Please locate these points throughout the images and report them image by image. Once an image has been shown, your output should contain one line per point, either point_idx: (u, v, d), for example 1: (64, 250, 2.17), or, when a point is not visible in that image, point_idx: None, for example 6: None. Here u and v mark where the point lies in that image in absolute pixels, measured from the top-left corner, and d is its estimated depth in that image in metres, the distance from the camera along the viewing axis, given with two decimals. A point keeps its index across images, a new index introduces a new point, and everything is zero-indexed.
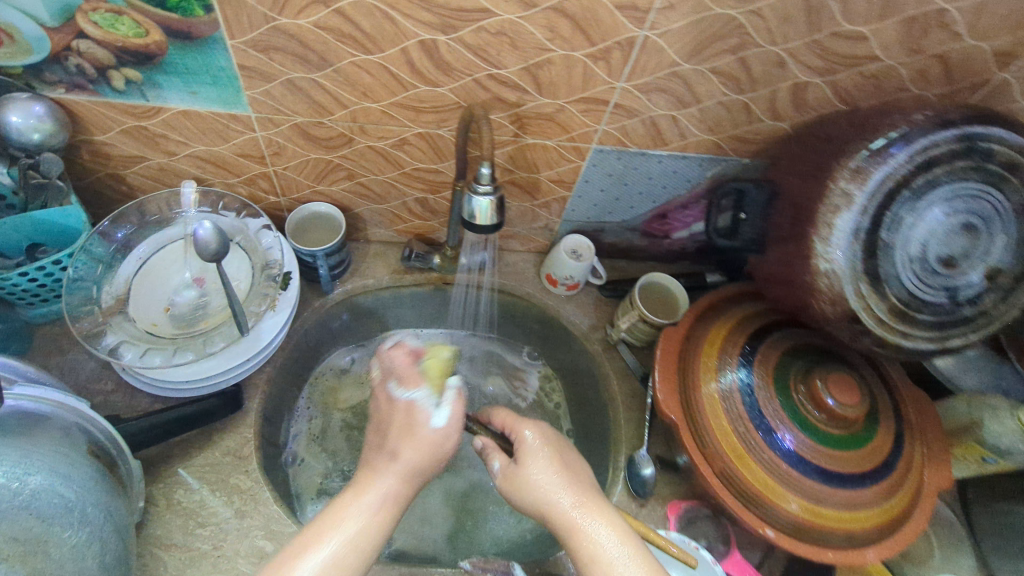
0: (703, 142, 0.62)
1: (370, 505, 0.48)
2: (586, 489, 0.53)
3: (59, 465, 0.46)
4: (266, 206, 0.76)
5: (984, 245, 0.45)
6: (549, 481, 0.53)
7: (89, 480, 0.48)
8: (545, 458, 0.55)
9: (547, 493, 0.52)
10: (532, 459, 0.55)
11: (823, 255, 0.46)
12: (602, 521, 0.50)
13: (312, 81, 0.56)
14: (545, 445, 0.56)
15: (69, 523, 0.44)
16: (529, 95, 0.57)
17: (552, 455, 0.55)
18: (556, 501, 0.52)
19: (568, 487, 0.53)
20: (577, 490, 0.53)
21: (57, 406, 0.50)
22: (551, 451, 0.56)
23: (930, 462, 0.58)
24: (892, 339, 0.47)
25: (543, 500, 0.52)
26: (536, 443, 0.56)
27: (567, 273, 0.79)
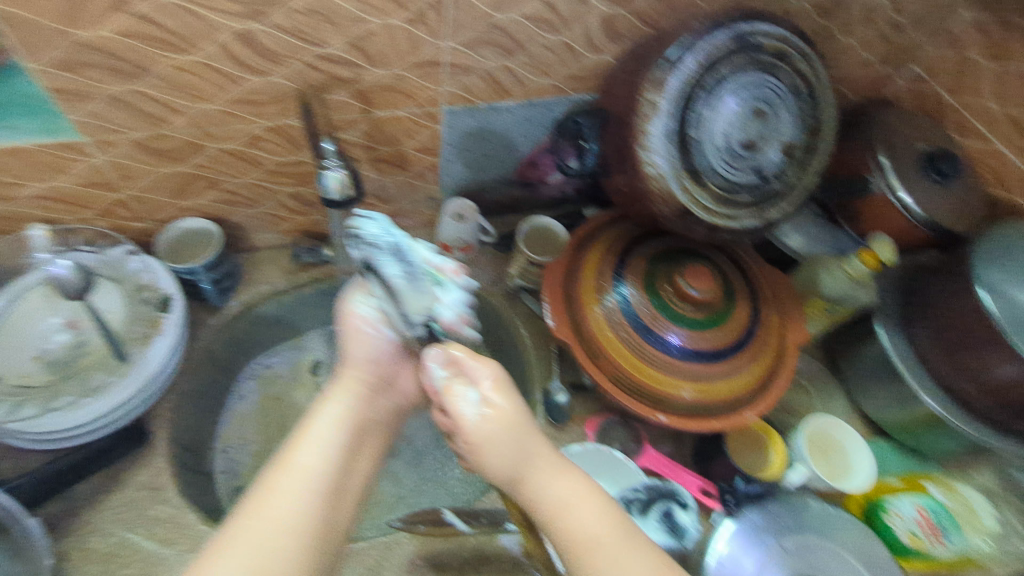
0: (543, 87, 0.69)
1: (291, 481, 0.43)
2: (562, 471, 0.49)
3: None
4: (134, 234, 0.73)
5: (772, 127, 0.58)
6: (516, 451, 0.49)
7: None
8: (515, 415, 0.51)
9: (511, 460, 0.48)
10: (497, 423, 0.50)
11: (648, 161, 0.56)
12: (583, 484, 0.48)
13: (134, 92, 0.55)
14: (505, 401, 0.51)
15: None
16: (364, 68, 0.59)
17: (515, 417, 0.50)
18: (529, 479, 0.48)
19: (547, 471, 0.49)
20: (546, 463, 0.49)
21: None
22: (516, 405, 0.51)
23: (787, 324, 0.68)
24: (723, 221, 0.58)
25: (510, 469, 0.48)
26: (499, 402, 0.51)
27: (457, 236, 0.81)
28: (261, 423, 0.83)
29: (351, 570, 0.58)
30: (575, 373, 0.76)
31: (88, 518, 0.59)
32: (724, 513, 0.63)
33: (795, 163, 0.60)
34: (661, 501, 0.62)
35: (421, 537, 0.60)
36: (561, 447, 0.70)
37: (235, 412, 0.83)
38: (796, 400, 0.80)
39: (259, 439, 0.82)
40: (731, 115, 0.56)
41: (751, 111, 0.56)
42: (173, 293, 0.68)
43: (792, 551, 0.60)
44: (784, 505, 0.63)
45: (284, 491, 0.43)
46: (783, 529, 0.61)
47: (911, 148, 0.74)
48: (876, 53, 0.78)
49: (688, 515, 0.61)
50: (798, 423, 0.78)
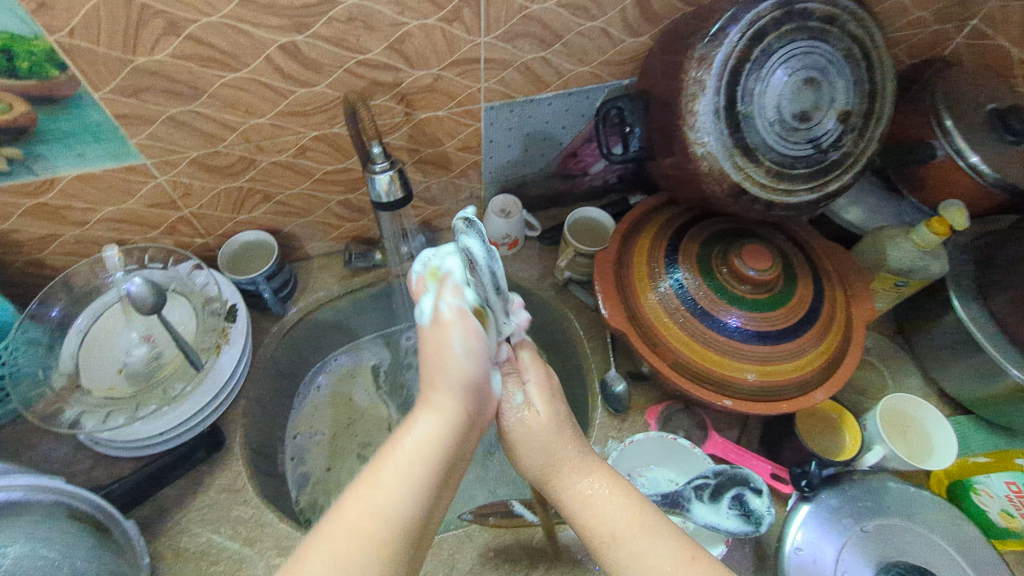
0: (581, 75, 0.69)
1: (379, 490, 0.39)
2: (595, 465, 0.50)
3: (38, 534, 0.47)
4: (197, 249, 0.77)
5: (827, 95, 0.55)
6: (549, 443, 0.50)
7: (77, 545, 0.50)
8: (555, 418, 0.51)
9: (544, 454, 0.50)
10: (533, 416, 0.50)
11: (697, 142, 0.54)
12: (611, 485, 0.48)
13: (191, 113, 0.57)
14: (544, 394, 0.52)
15: None
16: (403, 71, 0.60)
17: (552, 410, 0.52)
18: (562, 472, 0.49)
19: (580, 465, 0.49)
20: (581, 455, 0.50)
21: (31, 489, 0.49)
22: (555, 406, 0.52)
23: (852, 300, 0.65)
24: (779, 197, 0.56)
25: (542, 464, 0.50)
26: (536, 394, 0.52)
27: (502, 232, 0.82)
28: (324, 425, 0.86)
29: (426, 563, 0.59)
30: (630, 361, 0.75)
31: (176, 519, 0.63)
32: (799, 497, 0.61)
33: (853, 130, 0.57)
34: (733, 487, 0.59)
35: (492, 529, 0.61)
36: (622, 436, 0.69)
37: (304, 407, 0.87)
38: (865, 379, 0.77)
39: (328, 430, 0.86)
40: (782, 86, 0.54)
41: (804, 80, 0.54)
42: (237, 301, 0.72)
43: (873, 534, 0.58)
44: (862, 487, 0.61)
45: (386, 489, 0.40)
46: (862, 510, 0.59)
47: (978, 106, 0.70)
48: (931, 8, 0.73)
49: (761, 501, 0.57)
50: (869, 402, 0.74)
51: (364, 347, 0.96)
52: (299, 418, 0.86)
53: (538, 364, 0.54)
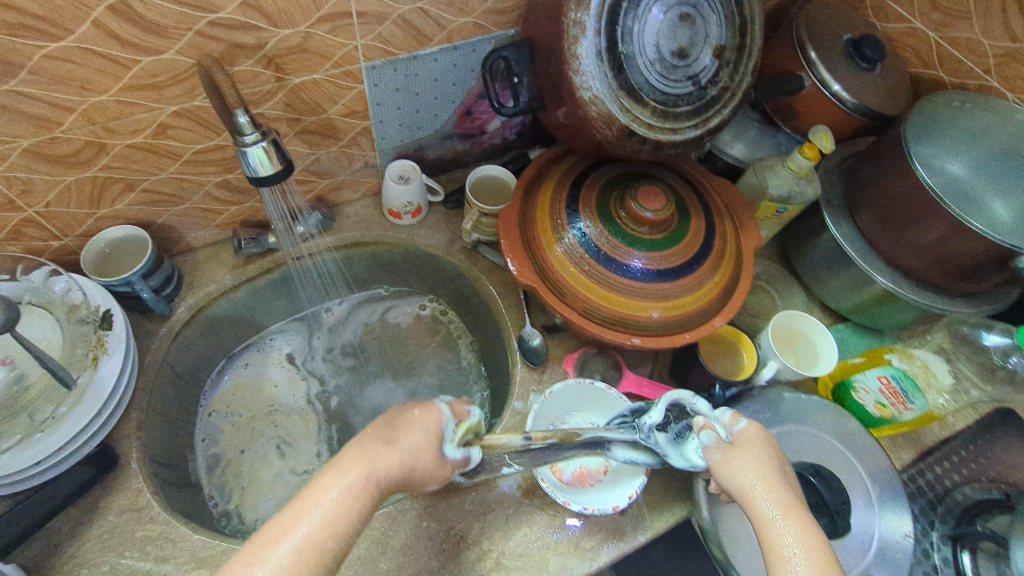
0: (463, 26, 0.66)
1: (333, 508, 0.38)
2: (786, 501, 0.47)
3: None
4: (53, 254, 0.67)
5: (703, 31, 0.56)
6: (763, 477, 0.48)
7: None
8: (760, 457, 0.50)
9: (742, 483, 0.48)
10: (742, 452, 0.50)
11: (583, 86, 0.54)
12: (756, 463, 0.49)
13: (10, 94, 0.49)
14: (762, 442, 0.51)
15: None
16: (266, 31, 0.55)
17: (767, 458, 0.50)
18: (756, 497, 0.47)
19: (771, 492, 0.47)
20: (783, 497, 0.47)
21: None
22: (773, 460, 0.50)
23: (741, 229, 0.69)
24: (665, 137, 0.57)
25: (738, 484, 0.49)
26: (751, 436, 0.52)
27: (404, 200, 0.78)
28: (237, 420, 0.82)
29: (358, 546, 0.57)
30: (546, 314, 0.76)
31: (71, 552, 0.56)
32: None
33: (728, 65, 0.59)
34: None
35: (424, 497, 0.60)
36: (544, 388, 0.70)
37: (218, 393, 0.83)
38: (759, 302, 0.83)
39: (244, 411, 0.82)
40: (659, 24, 0.54)
41: (679, 16, 0.55)
42: (111, 306, 0.64)
43: None
44: (761, 401, 0.66)
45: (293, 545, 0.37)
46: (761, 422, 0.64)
47: (836, 37, 0.75)
48: None
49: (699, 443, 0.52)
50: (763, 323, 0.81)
51: (276, 336, 0.90)
52: (212, 412, 0.81)
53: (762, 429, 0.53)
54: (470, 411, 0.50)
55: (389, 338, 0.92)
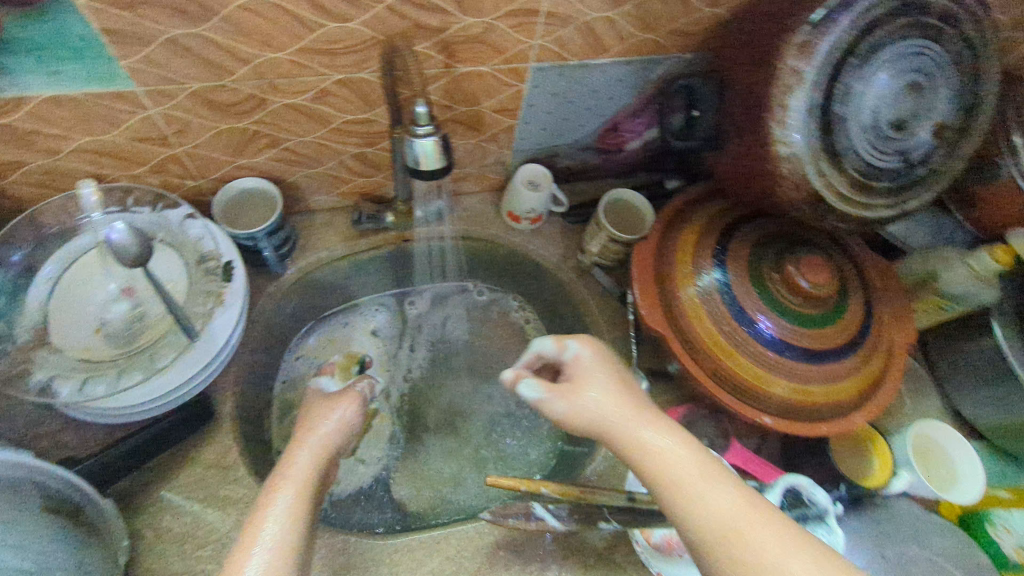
0: (644, 43, 0.61)
1: (280, 519, 0.46)
2: (739, 549, 0.39)
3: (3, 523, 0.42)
4: (186, 193, 0.68)
5: (927, 104, 0.51)
6: (738, 513, 0.41)
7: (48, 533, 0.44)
8: (737, 510, 0.41)
9: (717, 519, 0.41)
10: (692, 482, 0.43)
11: (783, 141, 0.48)
12: (734, 497, 0.42)
13: (197, 38, 0.48)
14: (717, 480, 0.43)
15: None
16: (453, 16, 0.52)
17: (751, 511, 0.41)
18: (740, 534, 0.40)
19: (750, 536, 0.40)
20: (728, 554, 0.40)
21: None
22: (757, 524, 0.40)
23: (897, 320, 0.63)
24: (858, 212, 0.51)
25: (714, 525, 0.41)
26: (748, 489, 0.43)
27: (528, 207, 0.76)
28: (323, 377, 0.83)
29: (432, 560, 0.56)
30: (654, 358, 0.72)
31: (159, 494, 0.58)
32: None
33: (944, 147, 0.53)
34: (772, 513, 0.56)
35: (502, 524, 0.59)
36: None
37: (307, 343, 0.84)
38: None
39: (328, 368, 0.84)
40: (885, 88, 0.49)
41: (907, 84, 0.49)
42: (233, 259, 0.64)
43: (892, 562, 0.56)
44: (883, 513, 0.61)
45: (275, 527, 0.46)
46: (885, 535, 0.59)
47: None
48: None
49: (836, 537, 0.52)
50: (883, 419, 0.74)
51: (366, 305, 0.90)
52: (293, 370, 0.82)
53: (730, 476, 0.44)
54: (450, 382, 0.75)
55: (474, 334, 0.90)
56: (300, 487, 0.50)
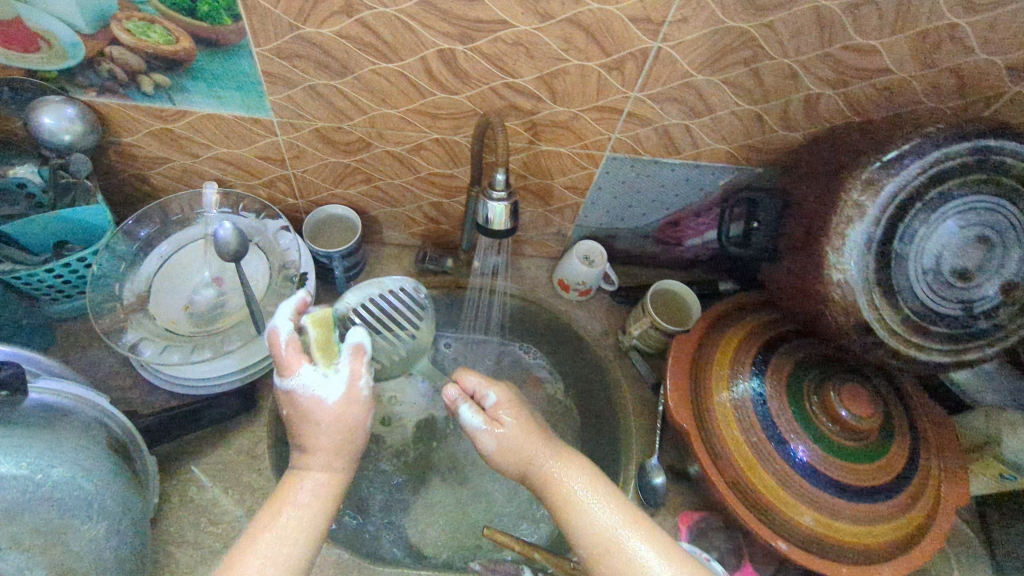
0: (717, 152, 0.65)
1: (301, 502, 0.49)
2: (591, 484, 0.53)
3: (81, 458, 0.46)
4: (285, 208, 0.78)
5: (999, 259, 0.50)
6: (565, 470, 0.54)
7: (109, 471, 0.48)
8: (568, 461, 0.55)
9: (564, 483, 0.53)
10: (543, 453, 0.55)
11: (836, 266, 0.50)
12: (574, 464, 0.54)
13: (331, 88, 0.57)
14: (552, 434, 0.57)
15: (87, 515, 0.45)
16: (544, 103, 0.58)
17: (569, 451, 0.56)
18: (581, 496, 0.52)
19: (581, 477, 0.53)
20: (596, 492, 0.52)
21: (78, 400, 0.51)
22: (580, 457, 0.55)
23: (947, 477, 0.62)
24: (906, 351, 0.52)
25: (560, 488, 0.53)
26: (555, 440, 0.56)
27: (579, 279, 0.81)
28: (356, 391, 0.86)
29: None
30: (675, 456, 0.75)
31: (191, 466, 0.64)
32: None
33: (1015, 305, 0.51)
34: None
35: None
36: None
37: None
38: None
39: None
40: (951, 237, 0.49)
41: (976, 237, 0.50)
42: (307, 271, 0.72)
43: None
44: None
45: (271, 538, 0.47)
46: None
47: None
48: None
49: None
50: None
51: None
52: None
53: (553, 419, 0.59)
54: (485, 394, 0.58)
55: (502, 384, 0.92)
56: (316, 496, 0.50)
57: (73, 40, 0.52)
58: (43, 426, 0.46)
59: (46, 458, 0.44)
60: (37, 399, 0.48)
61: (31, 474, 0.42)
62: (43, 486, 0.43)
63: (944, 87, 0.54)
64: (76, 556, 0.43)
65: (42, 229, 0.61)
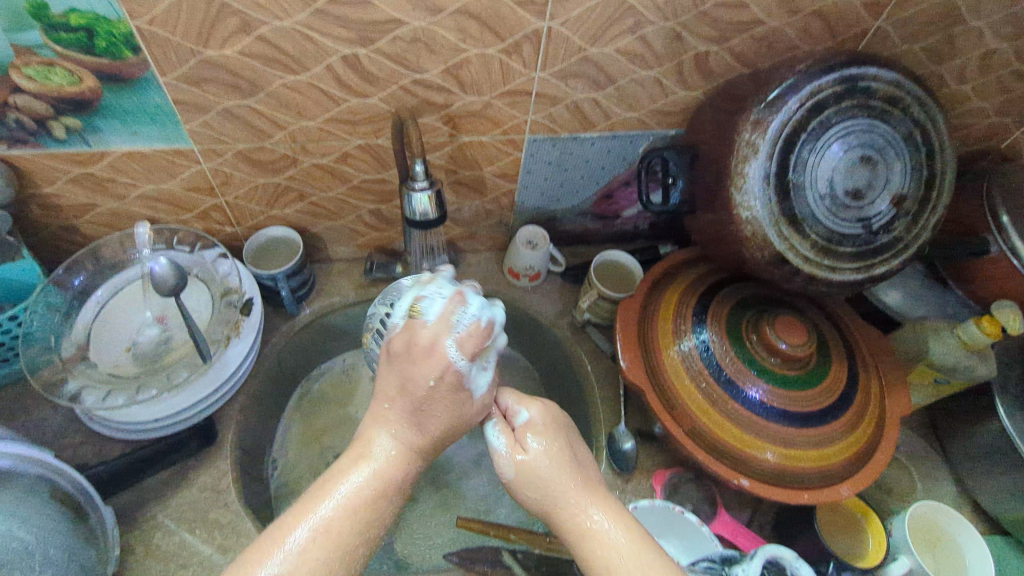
0: (629, 120, 0.69)
1: (356, 495, 0.42)
2: (579, 481, 0.49)
3: (15, 510, 0.45)
4: (224, 238, 0.78)
5: (884, 174, 0.57)
6: (554, 470, 0.49)
7: (49, 523, 0.47)
8: (560, 455, 0.50)
9: (558, 491, 0.48)
10: (538, 443, 0.50)
11: (744, 204, 0.56)
12: (567, 469, 0.49)
13: (246, 108, 0.59)
14: (552, 427, 0.52)
15: (30, 566, 0.43)
16: (455, 95, 0.61)
17: (560, 438, 0.52)
18: (568, 502, 0.47)
19: (569, 478, 0.49)
20: (587, 486, 0.48)
21: (19, 459, 0.48)
22: (565, 447, 0.51)
23: (886, 389, 0.67)
24: (821, 273, 0.57)
25: (555, 502, 0.48)
26: (544, 422, 0.52)
27: (527, 264, 0.83)
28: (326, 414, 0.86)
29: None
30: (642, 419, 0.77)
31: (154, 512, 0.63)
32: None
33: (906, 216, 0.58)
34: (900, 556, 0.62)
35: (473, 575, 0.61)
36: (625, 496, 0.69)
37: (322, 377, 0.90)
38: (892, 478, 0.75)
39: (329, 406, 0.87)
40: (838, 160, 0.56)
41: (860, 157, 0.56)
42: (253, 296, 0.74)
43: None
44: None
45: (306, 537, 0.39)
46: None
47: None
48: (992, 100, 0.71)
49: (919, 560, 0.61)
50: (893, 502, 0.73)
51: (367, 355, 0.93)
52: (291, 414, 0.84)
53: (547, 403, 0.55)
54: (517, 412, 0.53)
55: None
56: (361, 493, 0.42)
57: None
58: None
59: None
60: None
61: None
62: None
63: (813, 30, 0.61)
64: None
65: None
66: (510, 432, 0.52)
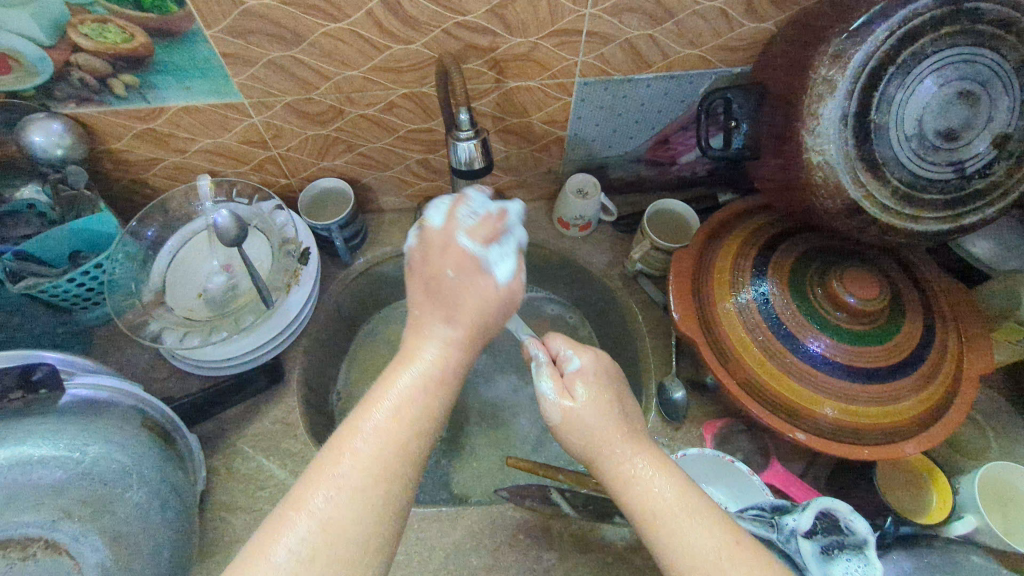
0: (689, 58, 0.63)
1: (384, 441, 0.41)
2: (623, 433, 0.49)
3: (115, 436, 0.50)
4: (280, 189, 0.81)
5: (986, 110, 0.50)
6: (598, 421, 0.49)
7: (144, 448, 0.52)
8: (606, 408, 0.50)
9: (602, 442, 0.48)
10: (584, 394, 0.51)
11: (816, 149, 0.51)
12: (612, 421, 0.49)
13: (291, 59, 0.58)
14: (602, 378, 0.52)
15: (127, 484, 0.48)
16: (501, 37, 0.58)
17: (608, 392, 0.52)
18: (613, 453, 0.48)
19: (614, 430, 0.49)
20: (632, 440, 0.49)
21: (114, 391, 0.54)
22: (615, 401, 0.51)
23: (967, 348, 0.62)
24: (902, 223, 0.52)
25: (598, 450, 0.48)
26: (598, 374, 0.52)
27: (577, 214, 0.80)
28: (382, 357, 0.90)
29: (453, 529, 0.64)
30: (693, 370, 0.75)
31: (233, 440, 0.69)
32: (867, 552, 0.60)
33: (1009, 158, 0.51)
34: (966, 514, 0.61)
35: (521, 510, 0.65)
36: (672, 445, 0.70)
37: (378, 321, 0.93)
38: (964, 437, 0.71)
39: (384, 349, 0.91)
40: (930, 97, 0.49)
41: (958, 92, 0.49)
42: (309, 246, 0.77)
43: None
44: (941, 555, 0.56)
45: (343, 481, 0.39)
46: None
47: None
48: None
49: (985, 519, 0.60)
50: (964, 463, 0.69)
51: None
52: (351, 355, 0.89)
53: (601, 354, 0.55)
54: (569, 359, 0.53)
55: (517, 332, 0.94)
56: (391, 437, 0.41)
57: (40, 55, 0.54)
58: (83, 416, 0.49)
59: (78, 439, 0.47)
60: (76, 394, 0.51)
61: (71, 453, 0.46)
62: (82, 464, 0.46)
63: None
64: (124, 522, 0.47)
65: (58, 242, 0.65)
66: (558, 380, 0.52)
